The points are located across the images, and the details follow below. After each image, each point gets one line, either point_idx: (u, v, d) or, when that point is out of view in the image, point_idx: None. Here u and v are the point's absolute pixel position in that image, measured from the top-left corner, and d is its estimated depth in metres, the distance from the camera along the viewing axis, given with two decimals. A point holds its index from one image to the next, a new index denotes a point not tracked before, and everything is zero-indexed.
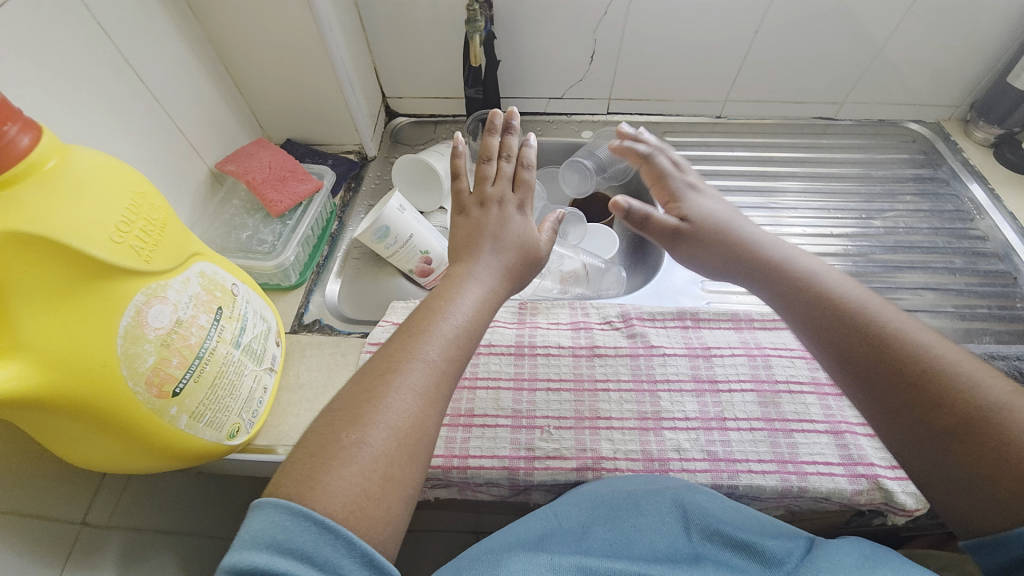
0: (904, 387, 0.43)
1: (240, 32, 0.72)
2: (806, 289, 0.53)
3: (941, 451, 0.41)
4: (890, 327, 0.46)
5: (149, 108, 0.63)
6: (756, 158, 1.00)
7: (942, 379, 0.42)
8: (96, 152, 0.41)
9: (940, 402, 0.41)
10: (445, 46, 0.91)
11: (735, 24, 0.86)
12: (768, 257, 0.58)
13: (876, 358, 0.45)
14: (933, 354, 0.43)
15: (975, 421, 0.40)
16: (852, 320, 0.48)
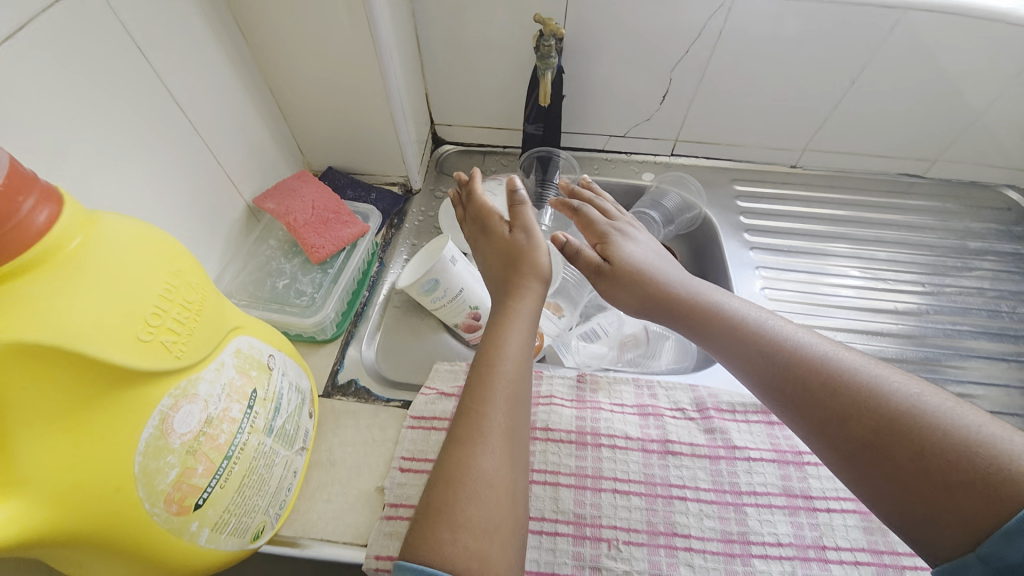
0: (857, 430, 0.40)
1: (292, 56, 0.66)
2: (745, 337, 0.49)
3: (908, 493, 0.37)
4: (834, 370, 0.43)
5: (188, 136, 0.56)
6: (834, 216, 0.91)
7: (897, 414, 0.39)
8: (129, 219, 0.34)
9: (870, 419, 0.39)
10: (506, 76, 0.84)
11: (829, 73, 0.78)
12: (698, 300, 0.54)
13: (795, 382, 0.44)
14: (882, 391, 0.40)
15: (908, 435, 0.37)
16: (793, 366, 0.45)
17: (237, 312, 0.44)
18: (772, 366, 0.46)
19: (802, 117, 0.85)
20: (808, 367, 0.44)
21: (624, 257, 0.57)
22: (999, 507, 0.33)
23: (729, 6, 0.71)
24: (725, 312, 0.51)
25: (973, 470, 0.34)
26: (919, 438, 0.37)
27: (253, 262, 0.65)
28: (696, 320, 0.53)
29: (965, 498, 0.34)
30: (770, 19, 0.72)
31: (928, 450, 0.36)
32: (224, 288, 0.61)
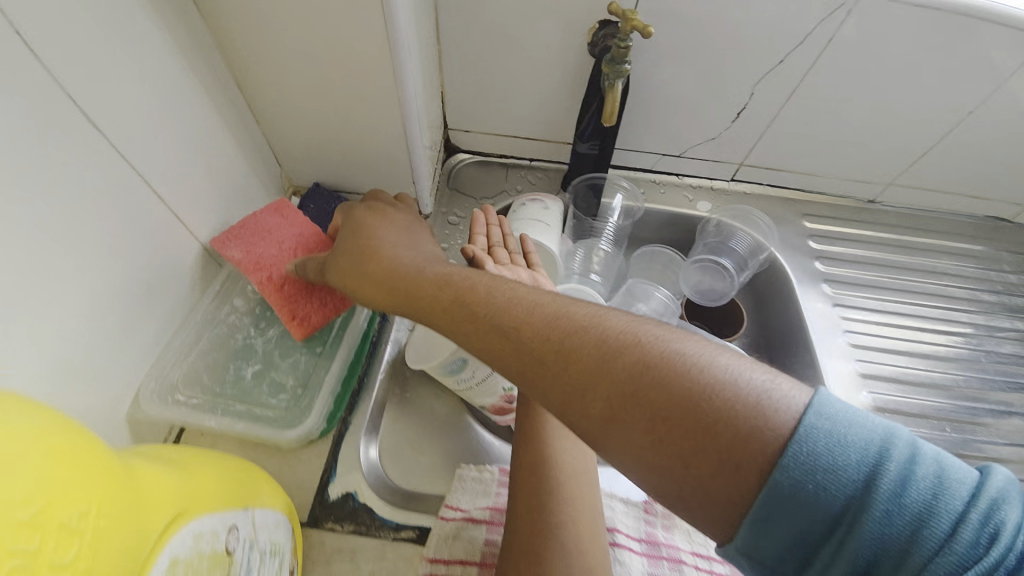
0: (589, 410, 0.29)
1: (268, 43, 0.47)
2: (476, 316, 0.35)
3: (659, 481, 0.27)
4: (554, 332, 0.31)
5: (107, 164, 0.38)
6: (914, 264, 0.78)
7: (631, 381, 0.28)
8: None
9: (604, 385, 0.29)
10: (547, 77, 0.66)
11: (947, 98, 0.63)
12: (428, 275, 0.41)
13: (524, 347, 0.32)
14: (598, 346, 0.30)
15: (647, 401, 0.27)
16: (505, 330, 0.33)
17: (168, 495, 0.27)
18: (505, 344, 0.33)
19: (898, 148, 0.71)
20: (521, 327, 0.33)
21: (354, 248, 0.45)
22: (742, 480, 0.25)
23: (851, 8, 0.56)
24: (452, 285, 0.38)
25: (721, 440, 0.25)
26: (657, 406, 0.27)
27: (209, 331, 0.49)
28: (417, 299, 0.39)
29: (716, 478, 0.25)
30: (894, 29, 0.57)
31: (663, 420, 0.27)
32: (166, 380, 0.44)
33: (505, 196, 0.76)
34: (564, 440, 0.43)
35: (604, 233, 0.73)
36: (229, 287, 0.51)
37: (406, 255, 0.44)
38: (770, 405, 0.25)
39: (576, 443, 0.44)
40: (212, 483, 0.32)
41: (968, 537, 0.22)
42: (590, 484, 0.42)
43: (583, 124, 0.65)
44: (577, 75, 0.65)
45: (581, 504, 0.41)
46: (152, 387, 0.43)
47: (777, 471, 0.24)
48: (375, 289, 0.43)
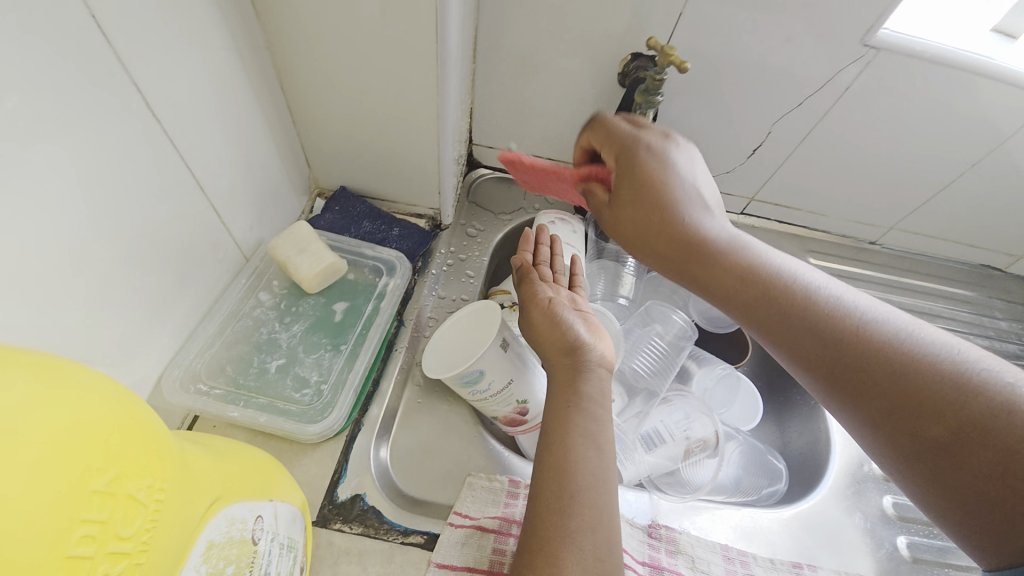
0: (870, 388, 0.36)
1: (318, 50, 0.49)
2: (781, 301, 0.40)
3: (918, 454, 0.34)
4: (847, 325, 0.38)
5: (159, 152, 0.39)
6: (914, 306, 0.80)
7: (909, 374, 0.35)
8: (14, 393, 0.18)
9: (871, 367, 0.36)
10: (574, 102, 0.69)
11: (950, 151, 0.67)
12: (721, 248, 0.43)
13: (812, 333, 0.39)
14: (892, 345, 0.36)
15: (922, 383, 0.34)
16: (798, 314, 0.39)
17: (210, 471, 0.28)
18: (783, 324, 0.40)
19: (902, 194, 0.74)
20: (815, 314, 0.39)
21: (633, 196, 0.45)
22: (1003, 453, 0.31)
23: (869, 60, 0.59)
24: (767, 272, 0.42)
25: (970, 416, 0.32)
26: (928, 394, 0.34)
27: (233, 325, 0.50)
28: (709, 268, 0.43)
29: (974, 447, 0.32)
30: (905, 83, 0.60)
31: (942, 407, 0.33)
32: (189, 369, 0.45)
33: (523, 212, 0.76)
34: (588, 449, 0.43)
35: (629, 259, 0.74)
36: (255, 281, 0.53)
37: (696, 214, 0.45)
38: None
39: (602, 457, 0.43)
40: (244, 466, 0.33)
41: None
42: (609, 492, 0.42)
43: None
44: (604, 102, 0.68)
45: (605, 511, 0.41)
46: (175, 376, 0.44)
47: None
48: (659, 245, 0.45)
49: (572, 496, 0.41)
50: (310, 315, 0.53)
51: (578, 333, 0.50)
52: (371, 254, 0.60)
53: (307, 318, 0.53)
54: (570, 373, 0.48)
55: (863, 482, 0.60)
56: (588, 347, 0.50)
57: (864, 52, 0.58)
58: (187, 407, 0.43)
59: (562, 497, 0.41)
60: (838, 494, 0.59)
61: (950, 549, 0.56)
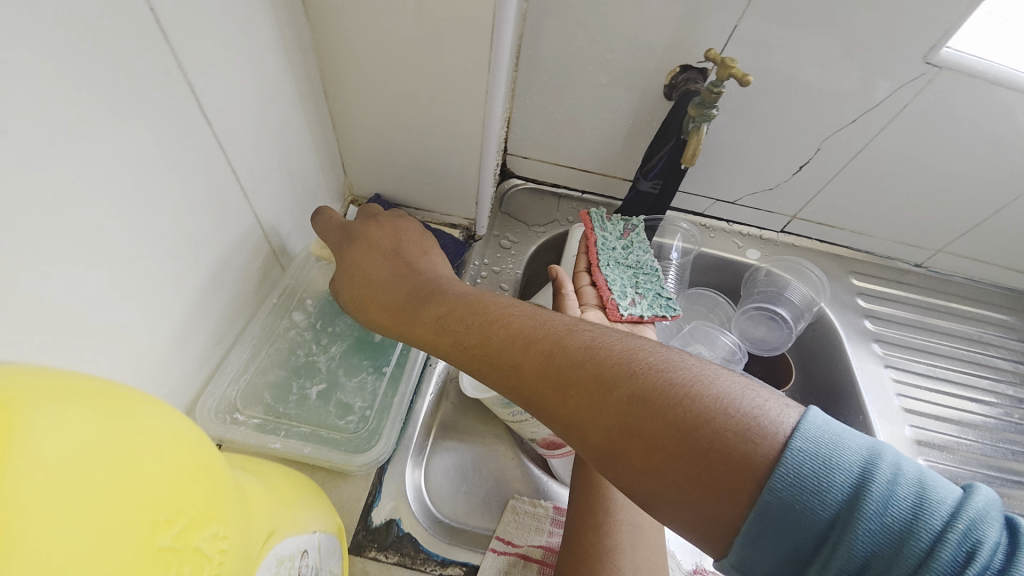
0: (591, 433, 0.30)
1: (368, 59, 0.48)
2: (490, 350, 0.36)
3: (658, 494, 0.27)
4: (556, 361, 0.33)
5: (206, 156, 0.37)
6: (961, 331, 0.77)
7: (623, 407, 0.29)
8: (90, 429, 0.17)
9: (585, 413, 0.30)
10: (616, 114, 0.67)
11: (1010, 174, 0.64)
12: (432, 301, 0.43)
13: (527, 379, 0.34)
14: (603, 370, 0.30)
15: (633, 417, 0.28)
16: (515, 360, 0.35)
17: (269, 503, 0.27)
18: (513, 377, 0.35)
19: (952, 216, 0.71)
20: (526, 359, 0.34)
21: (360, 272, 0.48)
22: (730, 493, 0.25)
23: (931, 79, 0.56)
24: (464, 318, 0.40)
25: (700, 448, 0.26)
26: (641, 426, 0.28)
27: (268, 346, 0.48)
28: (429, 325, 0.41)
29: (710, 488, 0.25)
30: (968, 102, 0.58)
31: (665, 437, 0.27)
32: (225, 398, 0.43)
33: (557, 224, 0.75)
34: None
35: (670, 276, 0.72)
36: (289, 298, 0.51)
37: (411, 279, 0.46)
38: (755, 427, 0.25)
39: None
40: (292, 492, 0.32)
41: (947, 556, 0.21)
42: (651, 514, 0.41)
43: (651, 162, 0.64)
44: (647, 116, 0.66)
45: (644, 531, 0.40)
46: (211, 404, 0.42)
47: (764, 490, 0.24)
48: (381, 316, 0.45)
49: (608, 512, 0.40)
50: (348, 334, 0.51)
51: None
52: None
53: (345, 338, 0.50)
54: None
55: None
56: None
57: (926, 70, 0.56)
58: (223, 439, 0.41)
59: (597, 512, 0.40)
60: None
61: None
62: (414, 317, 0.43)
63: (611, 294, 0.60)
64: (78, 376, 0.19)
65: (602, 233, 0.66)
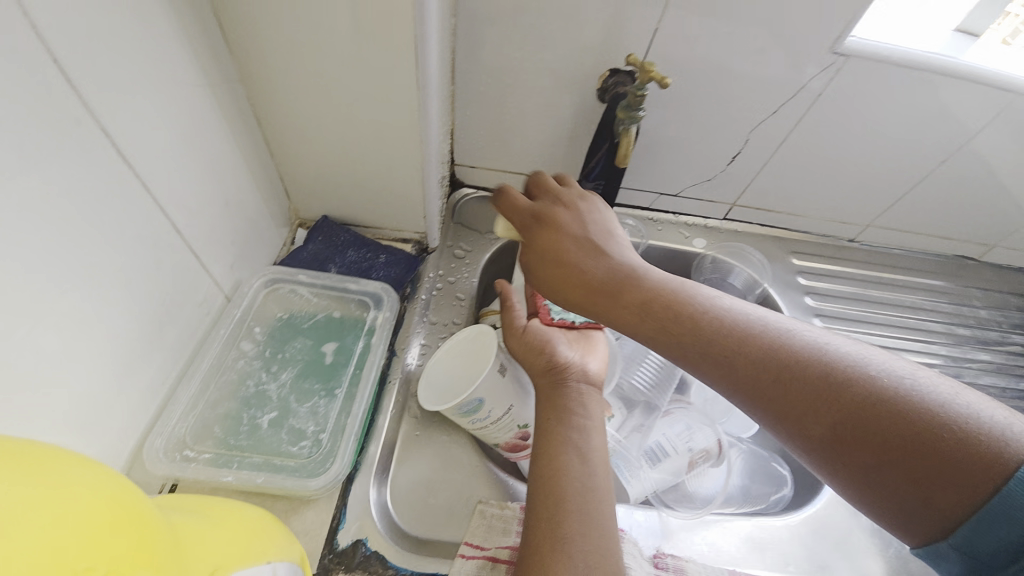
0: (816, 423, 0.35)
1: (296, 84, 0.48)
2: (738, 352, 0.39)
3: (890, 498, 0.32)
4: (816, 367, 0.36)
5: (131, 197, 0.37)
6: (895, 299, 0.82)
7: (851, 400, 0.34)
8: (19, 485, 0.18)
9: (813, 405, 0.35)
10: (555, 119, 0.69)
11: (922, 150, 0.69)
12: (641, 282, 0.46)
13: (781, 376, 0.37)
14: (839, 371, 0.35)
15: (863, 413, 0.33)
16: (766, 361, 0.38)
17: (208, 547, 0.27)
18: (763, 374, 0.38)
19: (876, 193, 0.76)
20: (788, 363, 0.37)
21: (542, 245, 0.51)
22: (973, 488, 0.29)
23: (840, 67, 0.60)
24: (713, 318, 0.42)
25: (912, 442, 0.31)
26: (886, 424, 0.32)
27: (216, 380, 0.48)
28: (614, 302, 0.46)
29: (944, 486, 0.30)
30: (875, 86, 0.62)
31: (875, 424, 0.33)
32: (174, 437, 0.43)
33: None
34: (571, 457, 0.44)
35: None
36: (235, 331, 0.50)
37: (607, 255, 0.48)
38: (973, 423, 0.31)
39: (586, 464, 0.44)
40: (240, 529, 0.32)
41: None
42: (603, 500, 0.42)
43: (590, 163, 0.67)
44: (585, 118, 0.68)
45: (596, 519, 0.40)
46: (159, 444, 0.42)
47: (1009, 482, 0.28)
48: (561, 284, 0.49)
49: (559, 503, 0.41)
50: (299, 360, 0.51)
51: (565, 353, 0.51)
52: (355, 288, 0.57)
53: (295, 364, 0.51)
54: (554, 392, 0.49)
55: None
56: (572, 367, 0.50)
57: (834, 59, 0.60)
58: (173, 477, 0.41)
59: (549, 505, 0.41)
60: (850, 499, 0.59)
61: None
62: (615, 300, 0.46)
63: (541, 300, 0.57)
64: (12, 439, 0.20)
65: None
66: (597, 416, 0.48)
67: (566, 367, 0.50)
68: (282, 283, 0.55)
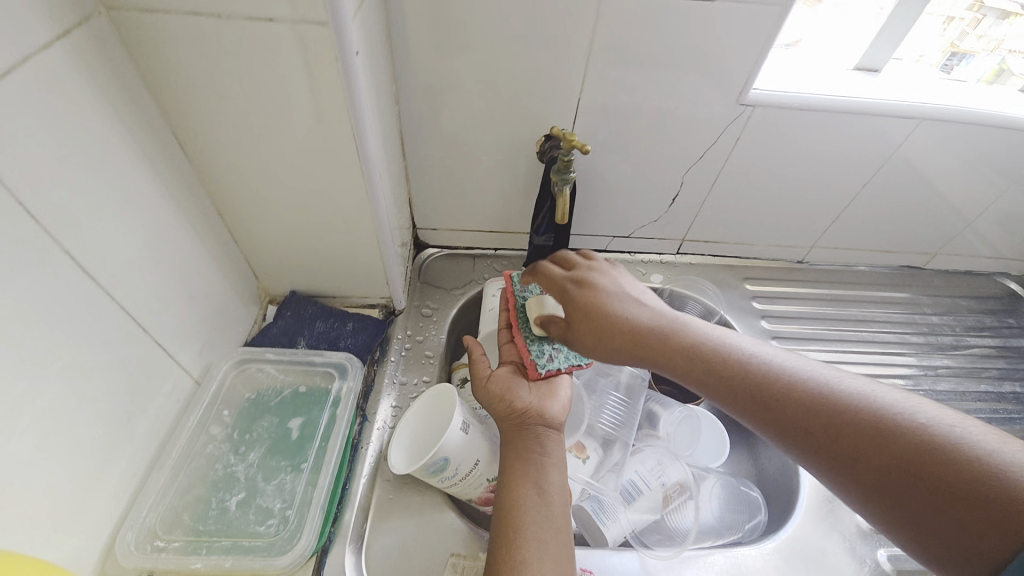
0: (858, 468, 0.40)
1: (253, 181, 0.52)
2: (780, 401, 0.46)
3: (929, 538, 0.36)
4: (854, 414, 0.42)
5: (95, 305, 0.40)
6: (849, 314, 0.86)
7: (889, 446, 0.39)
8: None
9: (856, 452, 0.40)
10: (503, 180, 0.74)
11: (844, 176, 0.75)
12: (684, 337, 0.54)
13: (816, 423, 0.43)
14: (885, 416, 0.41)
15: (906, 462, 0.38)
16: (801, 409, 0.45)
17: None
18: (813, 422, 0.44)
19: (812, 217, 0.82)
20: (831, 409, 0.43)
21: (584, 303, 0.58)
22: (995, 528, 0.33)
23: (749, 115, 0.67)
24: (750, 371, 0.49)
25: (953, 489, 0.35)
26: (928, 469, 0.37)
27: (186, 466, 0.49)
28: (654, 351, 0.54)
29: (982, 529, 0.33)
30: (787, 126, 0.68)
31: (918, 469, 0.37)
32: (144, 528, 0.45)
33: (474, 284, 0.80)
34: (530, 491, 0.49)
35: None
36: (204, 416, 0.52)
37: (647, 313, 0.56)
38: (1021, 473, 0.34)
39: (545, 498, 0.49)
40: None
41: None
42: (555, 528, 0.48)
43: (537, 220, 0.74)
44: (530, 177, 0.74)
45: (548, 546, 0.46)
46: (129, 538, 0.44)
47: None
48: (601, 337, 0.56)
49: (517, 531, 0.47)
50: (266, 439, 0.53)
51: (523, 398, 0.55)
52: (320, 360, 0.59)
53: (263, 443, 0.53)
54: (516, 433, 0.53)
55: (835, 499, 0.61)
56: (530, 411, 0.54)
57: (742, 109, 0.66)
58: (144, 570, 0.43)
59: (509, 533, 0.47)
60: (823, 518, 0.59)
61: None
62: (660, 352, 0.54)
63: (528, 355, 0.58)
64: None
65: (522, 292, 0.65)
66: (557, 454, 0.53)
67: (529, 408, 0.54)
68: (251, 363, 0.57)
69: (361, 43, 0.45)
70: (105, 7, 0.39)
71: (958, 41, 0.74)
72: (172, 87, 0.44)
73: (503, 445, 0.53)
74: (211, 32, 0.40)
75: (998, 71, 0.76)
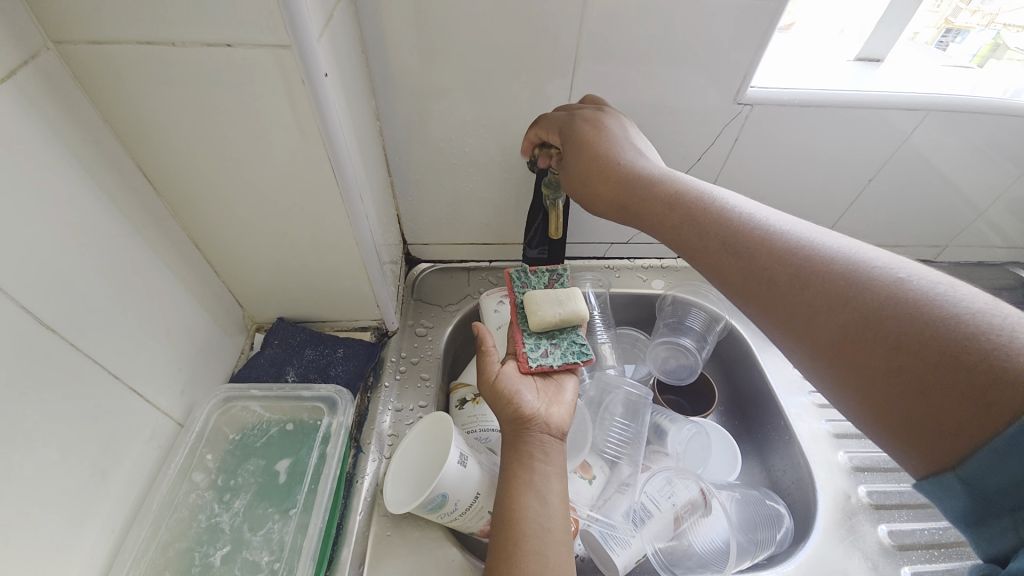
0: (836, 337, 0.37)
1: (226, 211, 0.50)
2: (765, 265, 0.42)
3: (893, 410, 0.34)
4: (851, 284, 0.37)
5: (62, 359, 0.37)
6: None
7: (877, 317, 0.35)
8: None
9: (839, 320, 0.37)
10: (494, 191, 0.71)
11: (849, 172, 0.72)
12: (681, 203, 0.48)
13: (800, 289, 0.39)
14: (886, 285, 0.35)
15: (890, 332, 0.34)
16: (791, 275, 0.40)
17: None
18: (799, 290, 0.39)
19: (817, 214, 0.79)
20: (822, 274, 0.38)
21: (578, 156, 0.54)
22: (983, 409, 0.29)
23: (747, 114, 0.64)
24: (740, 233, 0.44)
25: (940, 364, 0.31)
26: (917, 344, 0.33)
27: (168, 518, 0.47)
28: (648, 215, 0.50)
29: (959, 406, 0.30)
30: (787, 125, 0.65)
31: (903, 339, 0.33)
32: None
33: (469, 299, 0.77)
34: (533, 501, 0.47)
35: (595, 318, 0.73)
36: (187, 462, 0.50)
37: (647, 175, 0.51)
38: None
39: (546, 505, 0.47)
40: None
41: None
42: (559, 543, 0.45)
43: (530, 233, 0.72)
44: (522, 188, 0.71)
45: (549, 561, 0.43)
46: None
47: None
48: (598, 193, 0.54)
49: (516, 542, 0.44)
50: (251, 484, 0.51)
51: (530, 403, 0.53)
52: (309, 394, 0.58)
53: (249, 488, 0.51)
54: (519, 438, 0.51)
55: (854, 515, 0.58)
56: (537, 417, 0.52)
57: (740, 109, 0.63)
58: None
59: (508, 543, 0.45)
60: (842, 536, 0.57)
61: (955, 571, 0.55)
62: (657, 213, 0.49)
63: (522, 347, 0.58)
64: None
65: (524, 288, 0.64)
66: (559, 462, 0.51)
67: (534, 412, 0.52)
68: (236, 401, 0.56)
69: (330, 64, 0.43)
70: (54, 41, 0.36)
71: (952, 16, 0.72)
72: (132, 123, 0.42)
73: (504, 448, 0.51)
74: (166, 61, 0.37)
75: (994, 46, 0.73)
